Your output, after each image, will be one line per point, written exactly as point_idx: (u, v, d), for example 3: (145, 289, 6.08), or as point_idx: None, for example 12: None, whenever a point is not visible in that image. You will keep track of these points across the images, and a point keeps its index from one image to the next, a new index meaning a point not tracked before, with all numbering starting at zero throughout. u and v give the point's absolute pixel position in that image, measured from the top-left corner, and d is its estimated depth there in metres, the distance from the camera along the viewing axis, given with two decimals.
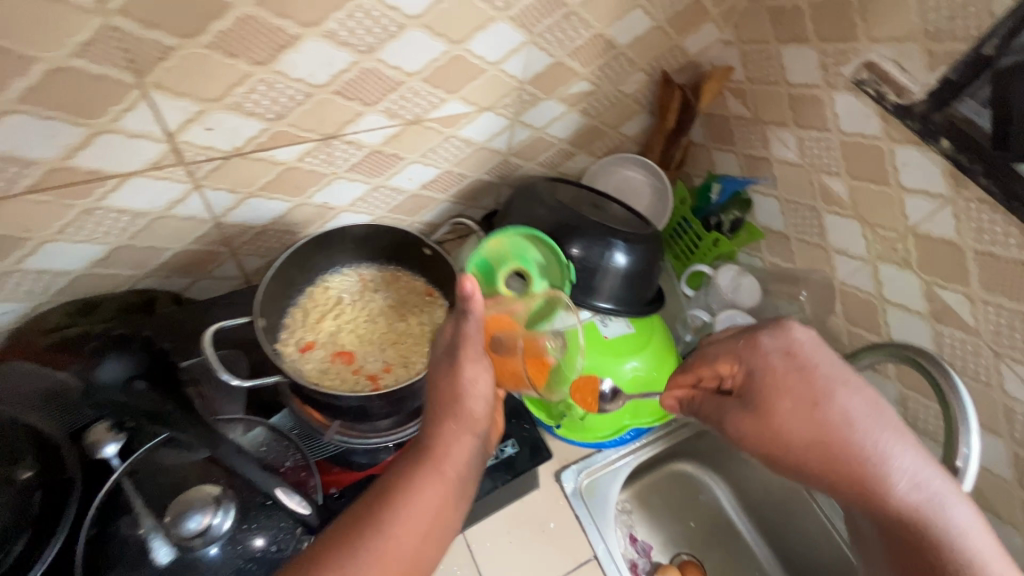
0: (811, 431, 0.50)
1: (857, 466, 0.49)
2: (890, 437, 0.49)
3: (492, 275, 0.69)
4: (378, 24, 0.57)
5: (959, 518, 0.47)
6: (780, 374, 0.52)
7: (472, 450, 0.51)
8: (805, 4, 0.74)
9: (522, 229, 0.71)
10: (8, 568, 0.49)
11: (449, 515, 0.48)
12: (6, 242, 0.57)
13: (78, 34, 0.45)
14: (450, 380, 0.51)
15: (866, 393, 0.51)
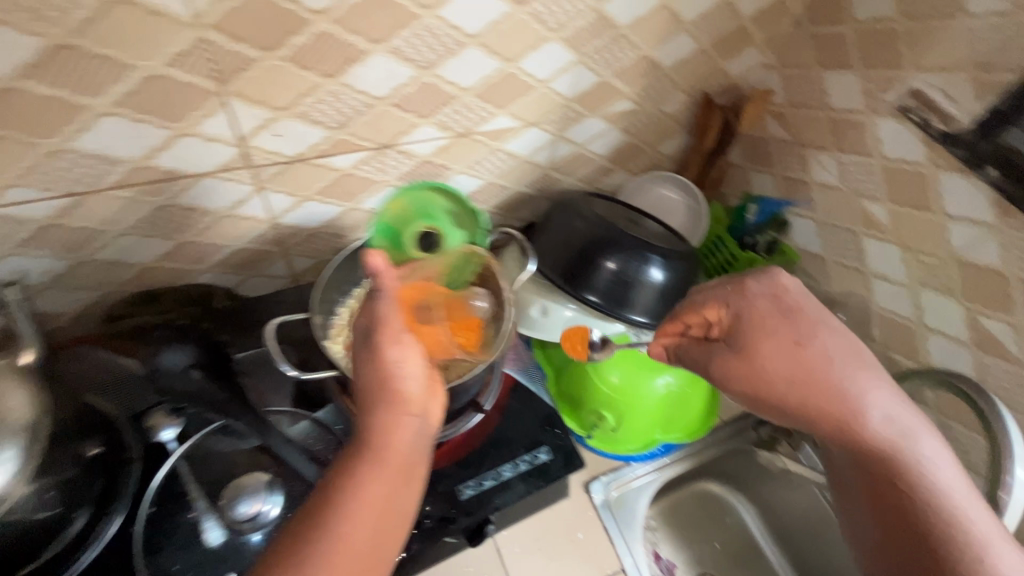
0: (792, 372, 0.51)
1: (840, 404, 0.50)
2: (864, 376, 0.51)
3: (399, 240, 0.65)
4: (440, 42, 0.60)
5: (929, 449, 0.50)
6: (764, 315, 0.53)
7: (415, 432, 0.46)
8: (851, 32, 0.75)
9: (421, 184, 0.66)
10: (76, 537, 0.55)
11: (404, 501, 0.45)
12: (85, 234, 0.61)
13: (174, 45, 0.49)
14: (374, 364, 0.46)
15: (844, 335, 0.53)
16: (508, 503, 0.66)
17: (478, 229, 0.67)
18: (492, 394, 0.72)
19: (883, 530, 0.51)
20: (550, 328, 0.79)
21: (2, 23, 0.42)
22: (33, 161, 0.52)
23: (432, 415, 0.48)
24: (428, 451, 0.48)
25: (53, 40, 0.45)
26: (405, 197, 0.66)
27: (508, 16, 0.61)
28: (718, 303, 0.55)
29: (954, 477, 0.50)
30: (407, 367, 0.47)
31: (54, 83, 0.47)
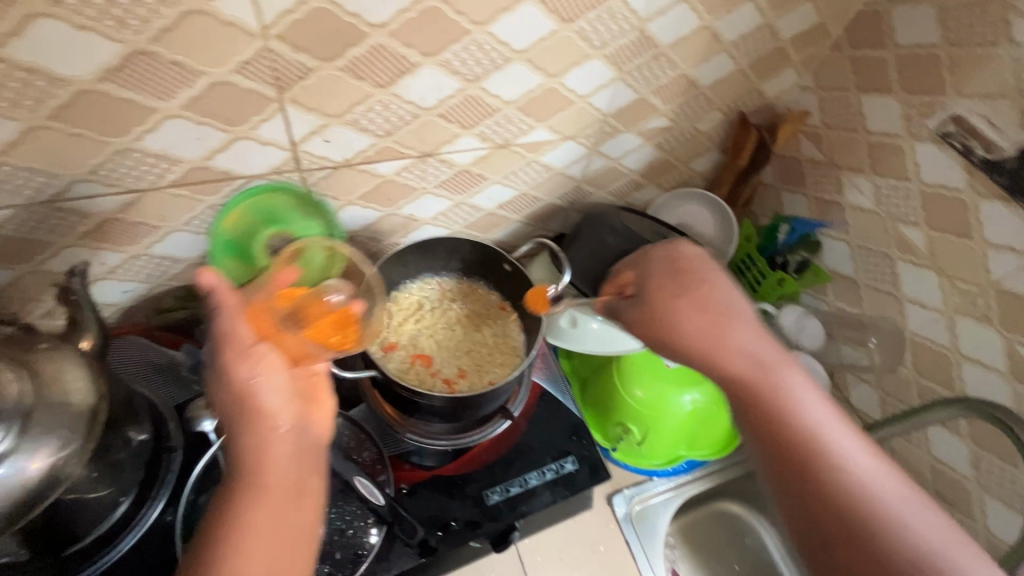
0: (687, 321, 0.54)
1: (717, 347, 0.53)
2: (741, 327, 0.54)
3: (248, 253, 0.64)
4: (488, 56, 0.62)
5: (801, 386, 0.52)
6: (657, 269, 0.58)
7: (292, 443, 0.47)
8: (891, 56, 0.75)
9: (259, 188, 0.63)
10: (119, 521, 0.57)
11: (297, 508, 0.46)
12: (141, 229, 0.63)
13: (242, 54, 0.52)
14: (227, 387, 0.45)
15: (727, 291, 0.56)
16: (534, 510, 0.68)
17: (331, 221, 0.68)
18: (520, 401, 0.74)
19: (765, 463, 0.51)
20: (579, 338, 0.79)
21: (90, 29, 0.45)
22: (102, 158, 0.55)
23: (310, 423, 0.49)
24: (315, 456, 0.49)
25: (133, 46, 0.47)
26: (243, 205, 0.63)
27: (554, 34, 0.63)
28: (630, 267, 0.62)
29: (829, 415, 0.51)
30: (265, 381, 0.46)
31: (128, 85, 0.50)
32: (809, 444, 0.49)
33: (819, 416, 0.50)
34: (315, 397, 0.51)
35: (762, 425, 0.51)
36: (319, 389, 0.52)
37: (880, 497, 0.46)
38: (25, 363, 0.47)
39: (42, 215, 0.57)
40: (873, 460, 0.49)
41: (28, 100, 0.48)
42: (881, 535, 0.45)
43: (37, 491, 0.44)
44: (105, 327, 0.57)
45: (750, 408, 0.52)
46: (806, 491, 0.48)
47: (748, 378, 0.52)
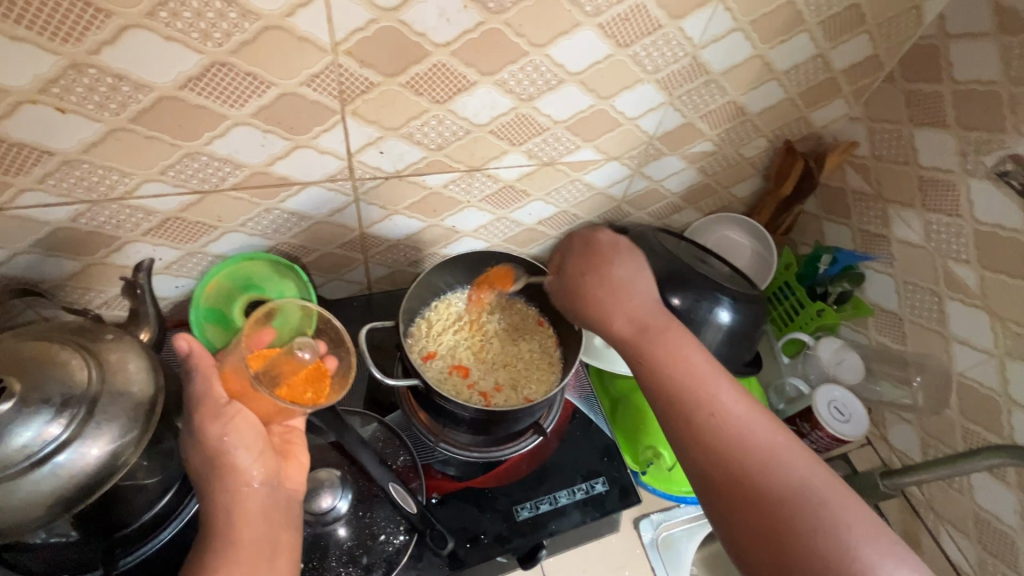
0: (593, 293, 0.63)
1: (609, 312, 0.62)
2: (637, 294, 0.63)
3: (228, 318, 0.72)
4: (543, 77, 0.63)
5: (684, 344, 0.58)
6: (576, 250, 0.67)
7: (264, 499, 0.51)
8: (948, 91, 0.74)
9: (232, 259, 0.70)
10: (161, 513, 0.59)
11: (269, 561, 0.49)
12: (199, 228, 0.66)
13: (312, 67, 0.54)
14: (202, 448, 0.49)
15: (628, 264, 0.65)
16: (562, 529, 0.69)
17: (305, 284, 0.73)
18: (551, 417, 0.76)
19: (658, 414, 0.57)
20: (613, 359, 0.79)
21: (176, 40, 0.48)
22: (172, 160, 0.58)
23: (281, 479, 0.53)
24: (287, 513, 0.52)
25: (213, 57, 0.50)
26: (220, 276, 0.71)
27: (609, 57, 0.64)
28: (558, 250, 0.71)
29: (715, 374, 0.57)
30: (236, 440, 0.51)
31: (204, 93, 0.53)
32: (692, 396, 0.55)
33: (704, 373, 0.56)
34: (287, 454, 0.57)
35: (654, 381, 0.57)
36: (294, 445, 0.58)
37: (755, 440, 0.52)
38: (93, 352, 0.50)
39: (111, 211, 0.60)
40: (749, 408, 0.54)
41: (113, 104, 0.51)
42: (755, 470, 0.51)
43: (95, 479, 0.46)
44: (162, 321, 0.61)
45: (641, 366, 0.59)
46: (690, 436, 0.54)
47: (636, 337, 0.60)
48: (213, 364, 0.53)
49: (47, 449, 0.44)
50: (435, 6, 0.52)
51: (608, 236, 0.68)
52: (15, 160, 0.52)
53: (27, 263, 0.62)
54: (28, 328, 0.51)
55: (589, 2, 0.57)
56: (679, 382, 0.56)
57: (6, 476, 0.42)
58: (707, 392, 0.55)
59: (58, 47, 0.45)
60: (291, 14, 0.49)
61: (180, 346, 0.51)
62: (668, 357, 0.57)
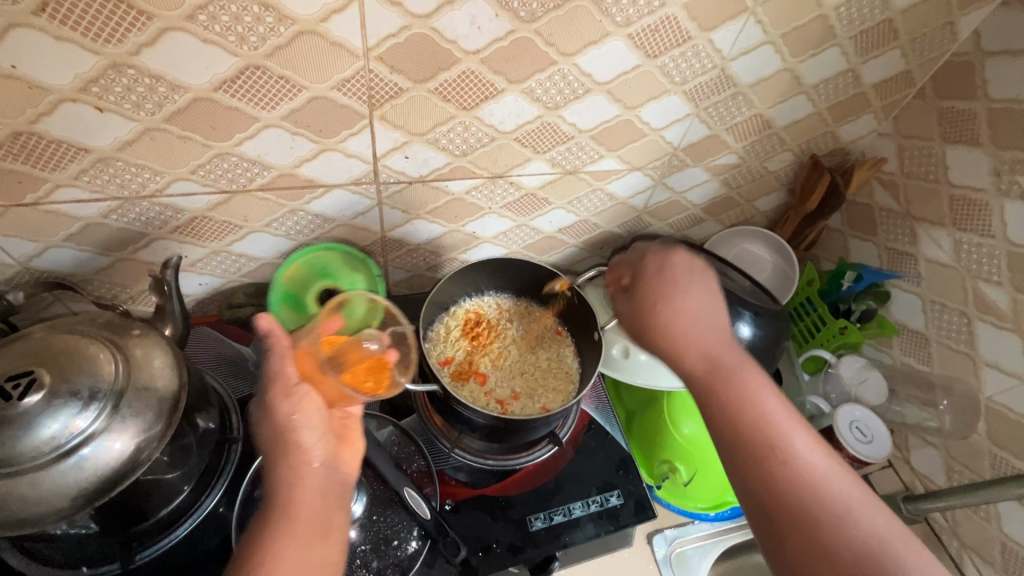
0: (668, 323, 0.61)
1: (680, 346, 0.60)
2: (709, 329, 0.60)
3: (302, 302, 0.74)
4: (571, 86, 0.63)
5: (757, 384, 0.56)
6: (647, 272, 0.65)
7: (322, 478, 0.50)
8: (983, 109, 0.72)
9: (310, 247, 0.73)
10: (178, 509, 0.59)
11: (324, 540, 0.48)
12: (226, 227, 0.67)
13: (343, 72, 0.54)
14: (271, 421, 0.50)
15: (700, 295, 0.62)
16: (576, 541, 0.68)
17: (375, 277, 0.75)
18: (567, 427, 0.76)
19: (726, 458, 0.54)
20: (630, 370, 0.77)
21: (213, 43, 0.49)
22: (203, 159, 0.58)
23: (341, 461, 0.52)
24: (342, 494, 0.51)
25: (247, 60, 0.51)
26: (298, 262, 0.73)
27: (636, 68, 0.64)
28: (629, 264, 0.70)
29: (790, 420, 0.54)
30: (303, 420, 0.51)
31: (238, 95, 0.53)
32: (764, 441, 0.52)
33: (779, 418, 0.54)
34: (347, 438, 0.54)
35: (727, 422, 0.54)
36: (354, 431, 0.55)
37: (829, 493, 0.49)
38: (120, 346, 0.50)
39: (142, 208, 0.61)
40: (826, 458, 0.52)
41: (149, 103, 0.52)
42: (834, 527, 0.48)
43: (118, 473, 0.46)
44: (187, 317, 0.61)
45: (710, 404, 0.56)
46: (763, 485, 0.51)
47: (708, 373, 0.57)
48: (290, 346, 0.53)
49: (74, 441, 0.45)
50: (467, 14, 0.52)
51: (682, 258, 0.66)
52: (52, 157, 0.53)
53: (59, 258, 0.63)
54: (58, 321, 0.52)
55: (619, 12, 0.57)
56: (755, 428, 0.53)
57: (35, 466, 0.44)
58: (784, 439, 0.52)
59: (100, 47, 0.46)
60: (325, 19, 0.49)
61: (259, 326, 0.51)
62: (742, 397, 0.55)
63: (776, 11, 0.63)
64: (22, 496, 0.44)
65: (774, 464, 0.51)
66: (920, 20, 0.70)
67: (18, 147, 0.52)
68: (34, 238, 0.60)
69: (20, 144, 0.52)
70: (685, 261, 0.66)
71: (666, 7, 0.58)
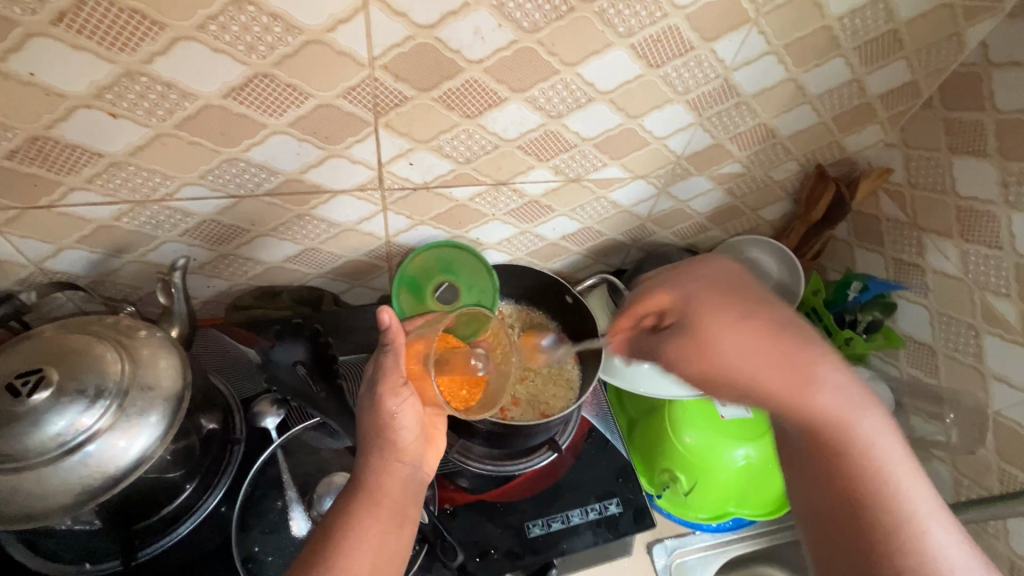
0: (753, 353, 0.52)
1: (779, 380, 0.51)
2: (809, 359, 0.52)
3: (422, 291, 0.77)
4: (573, 95, 0.64)
5: (874, 422, 0.49)
6: (706, 296, 0.57)
7: (407, 475, 0.55)
8: (990, 120, 0.72)
9: (446, 241, 0.77)
10: (181, 508, 0.60)
11: (397, 533, 0.51)
12: (234, 231, 0.68)
13: (348, 80, 0.55)
14: (376, 414, 0.54)
15: (791, 315, 0.55)
16: (574, 548, 0.68)
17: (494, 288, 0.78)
18: (567, 434, 0.75)
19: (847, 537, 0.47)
20: (632, 378, 0.77)
21: (223, 52, 0.50)
22: (212, 164, 0.60)
23: (423, 462, 0.57)
24: (418, 494, 0.56)
25: (256, 69, 0.52)
26: (429, 252, 0.77)
27: (639, 77, 0.64)
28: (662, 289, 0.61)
29: (910, 477, 0.48)
30: (403, 417, 0.55)
31: (247, 102, 0.55)
32: (881, 512, 0.46)
33: (897, 475, 0.48)
34: (431, 439, 0.59)
35: (845, 489, 0.48)
36: (438, 430, 0.61)
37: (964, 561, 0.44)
38: (127, 346, 0.51)
39: (152, 211, 0.63)
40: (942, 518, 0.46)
41: (160, 110, 0.53)
42: None
43: (121, 471, 0.47)
44: (193, 318, 0.63)
45: (828, 461, 0.49)
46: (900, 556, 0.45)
47: (829, 420, 0.49)
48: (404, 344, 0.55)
49: (79, 438, 0.46)
50: (471, 24, 0.53)
51: (734, 271, 0.60)
52: (66, 161, 0.55)
53: (72, 259, 0.65)
54: (68, 320, 0.54)
55: (622, 23, 0.58)
56: (877, 490, 0.47)
57: (42, 461, 0.45)
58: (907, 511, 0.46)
59: (114, 56, 0.48)
60: (332, 29, 0.51)
61: (381, 318, 0.53)
62: (854, 444, 0.48)
63: (779, 22, 0.64)
64: (28, 491, 0.45)
65: (903, 542, 0.45)
66: (926, 31, 0.70)
67: (34, 151, 0.53)
68: (49, 240, 0.62)
69: (36, 149, 0.53)
70: (739, 272, 0.60)
71: (668, 17, 0.59)
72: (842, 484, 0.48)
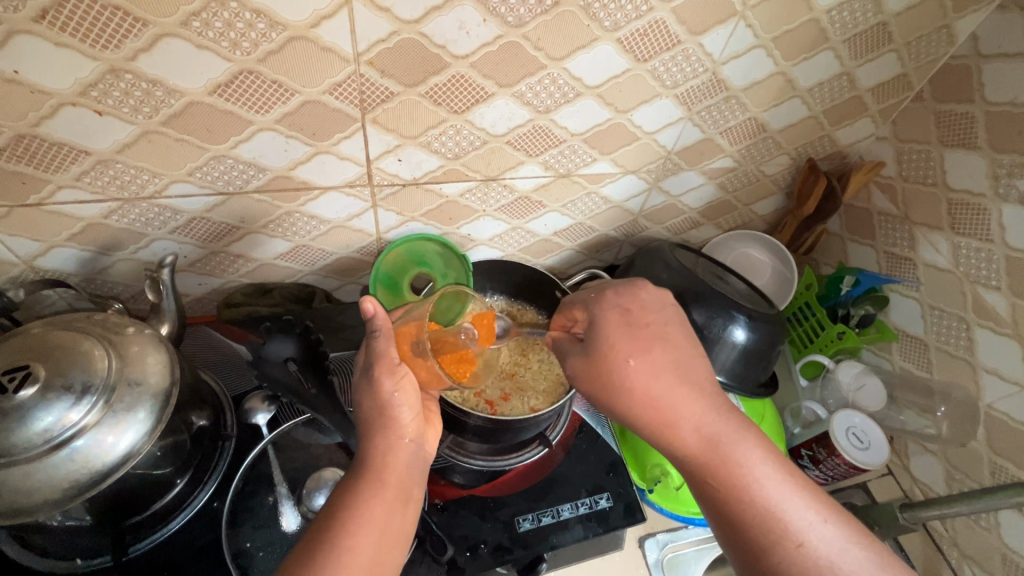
0: (649, 388, 0.55)
1: (666, 416, 0.55)
2: (685, 396, 0.55)
3: (399, 287, 0.77)
4: (561, 90, 0.64)
5: (743, 445, 0.53)
6: (614, 325, 0.58)
7: (411, 456, 0.54)
8: (980, 112, 0.72)
9: (417, 235, 0.77)
10: (172, 504, 0.61)
11: (401, 514, 0.51)
12: (224, 228, 0.69)
13: (334, 76, 0.55)
14: (375, 397, 0.53)
15: (679, 348, 0.58)
16: (564, 542, 0.68)
17: (467, 272, 0.79)
18: (558, 429, 0.77)
19: (724, 542, 0.53)
20: None
21: (207, 48, 0.50)
22: (200, 161, 0.60)
23: (425, 439, 0.56)
24: (423, 472, 0.55)
25: (241, 65, 0.52)
26: (402, 246, 0.77)
27: (627, 71, 0.64)
28: (583, 303, 0.63)
29: (782, 482, 0.52)
30: (403, 398, 0.54)
31: (233, 99, 0.55)
32: (754, 526, 0.51)
33: (770, 488, 0.52)
34: (430, 419, 0.59)
35: (720, 503, 0.53)
36: (433, 413, 0.60)
37: (827, 556, 0.49)
38: (115, 343, 0.52)
39: (141, 209, 0.63)
40: (818, 516, 0.51)
41: (146, 107, 0.53)
42: None
43: (109, 466, 0.47)
44: (181, 316, 0.63)
45: (703, 481, 0.54)
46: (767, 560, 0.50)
47: (699, 447, 0.54)
48: (391, 327, 0.56)
49: (67, 434, 0.46)
50: (455, 19, 0.53)
51: (655, 296, 0.62)
52: (53, 159, 0.55)
53: (62, 257, 0.65)
54: (57, 317, 0.54)
55: (608, 17, 0.57)
56: (751, 504, 0.51)
57: (28, 458, 0.45)
58: (779, 517, 0.51)
59: (98, 53, 0.48)
60: (316, 25, 0.51)
61: (365, 309, 0.54)
62: (726, 460, 0.53)
63: (766, 16, 0.63)
64: (15, 486, 0.45)
65: (774, 543, 0.50)
66: (915, 24, 0.70)
67: (20, 149, 0.54)
68: (39, 238, 0.62)
69: (23, 147, 0.53)
70: (651, 301, 0.61)
71: (654, 11, 0.58)
72: (718, 501, 0.53)
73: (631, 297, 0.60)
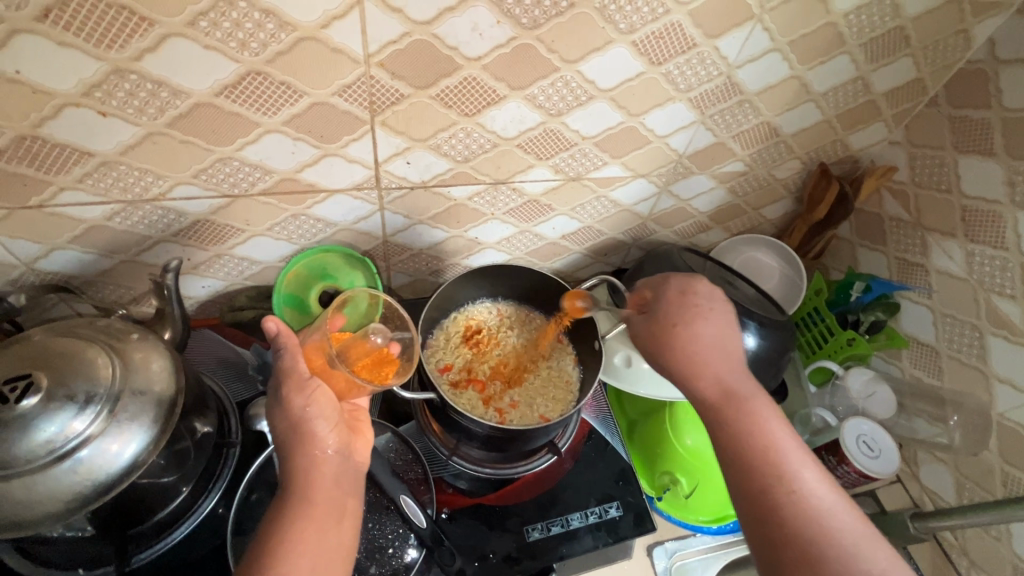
0: (691, 350, 0.59)
1: (697, 373, 0.58)
2: (717, 359, 0.58)
3: (306, 305, 0.74)
4: (573, 93, 0.63)
5: (759, 398, 0.56)
6: (672, 300, 0.64)
7: (337, 467, 0.53)
8: (996, 118, 0.71)
9: (315, 249, 0.72)
10: (176, 513, 0.60)
11: (333, 525, 0.50)
12: (227, 230, 0.67)
13: (343, 79, 0.54)
14: (286, 414, 0.52)
15: (720, 326, 0.61)
16: (574, 552, 0.68)
17: (372, 275, 0.75)
18: (567, 437, 0.75)
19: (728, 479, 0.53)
20: (632, 381, 0.77)
21: (215, 49, 0.49)
22: (206, 164, 0.59)
23: (353, 449, 0.55)
24: (355, 482, 0.54)
25: (248, 67, 0.51)
26: (301, 264, 0.73)
27: (641, 75, 0.63)
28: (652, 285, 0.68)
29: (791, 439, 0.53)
30: (317, 411, 0.53)
31: (239, 101, 0.54)
32: (764, 492, 0.50)
33: (778, 437, 0.53)
34: (357, 429, 0.58)
35: (748, 482, 0.51)
36: (363, 423, 0.59)
37: (821, 513, 0.49)
38: (119, 349, 0.50)
39: (145, 211, 0.62)
40: (835, 497, 0.50)
41: (151, 109, 0.52)
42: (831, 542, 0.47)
43: (113, 476, 0.46)
44: (186, 320, 0.62)
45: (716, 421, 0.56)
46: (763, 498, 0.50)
47: (721, 394, 0.56)
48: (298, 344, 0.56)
49: (71, 444, 0.45)
50: (468, 20, 0.52)
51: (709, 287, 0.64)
52: (56, 160, 0.54)
53: (63, 259, 0.64)
54: (59, 322, 0.53)
55: (623, 19, 0.56)
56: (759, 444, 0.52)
57: (31, 469, 0.44)
58: (780, 462, 0.51)
59: (103, 53, 0.47)
60: (326, 26, 0.49)
61: (268, 327, 0.55)
62: (755, 431, 0.53)
63: (783, 19, 0.62)
64: (18, 497, 0.44)
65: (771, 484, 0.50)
66: (933, 28, 0.68)
67: (22, 151, 0.52)
68: (40, 240, 0.61)
69: (25, 148, 0.52)
70: (705, 288, 0.64)
71: (670, 14, 0.57)
72: (726, 438, 0.54)
73: (691, 280, 0.64)
